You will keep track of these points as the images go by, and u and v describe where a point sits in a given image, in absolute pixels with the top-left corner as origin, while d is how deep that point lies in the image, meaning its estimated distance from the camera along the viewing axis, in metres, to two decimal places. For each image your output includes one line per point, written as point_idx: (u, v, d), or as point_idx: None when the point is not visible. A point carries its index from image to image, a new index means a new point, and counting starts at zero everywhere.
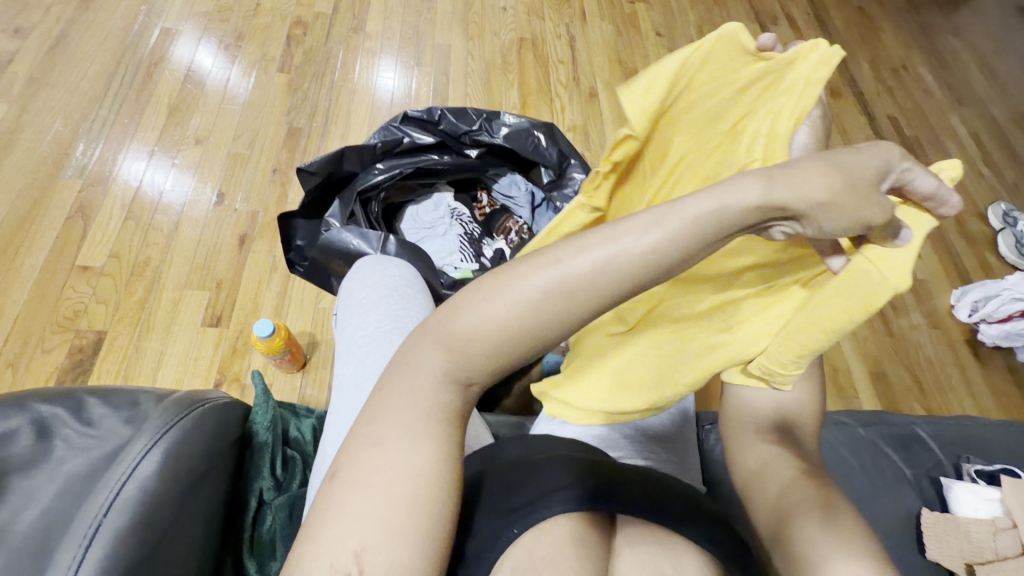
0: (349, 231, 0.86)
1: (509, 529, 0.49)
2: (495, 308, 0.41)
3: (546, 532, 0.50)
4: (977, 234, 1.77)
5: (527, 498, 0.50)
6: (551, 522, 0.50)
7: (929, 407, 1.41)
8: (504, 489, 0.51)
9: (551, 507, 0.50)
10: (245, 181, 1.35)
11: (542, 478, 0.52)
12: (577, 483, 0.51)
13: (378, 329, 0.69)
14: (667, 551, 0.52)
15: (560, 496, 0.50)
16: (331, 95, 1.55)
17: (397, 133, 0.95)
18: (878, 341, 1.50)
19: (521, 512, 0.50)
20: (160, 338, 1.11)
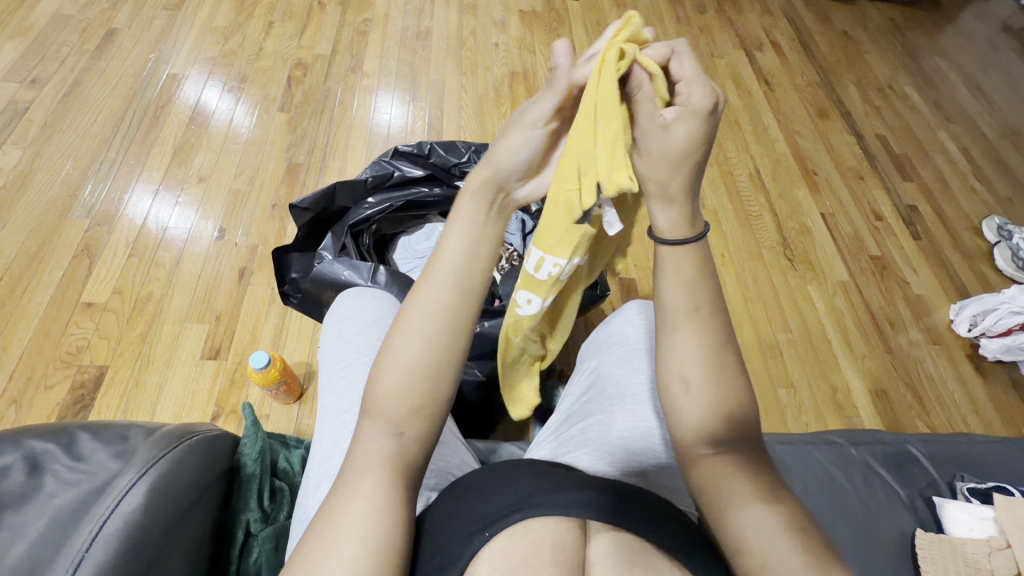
0: (341, 262, 0.88)
1: (481, 532, 0.47)
2: (390, 377, 0.51)
3: (523, 534, 0.47)
4: (973, 248, 1.77)
5: (503, 505, 0.49)
6: (525, 525, 0.47)
7: (933, 424, 1.39)
8: (479, 501, 0.51)
9: (524, 509, 0.48)
10: (246, 216, 1.39)
11: (516, 487, 0.50)
12: (563, 489, 0.49)
13: (359, 360, 0.70)
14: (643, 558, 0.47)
15: (532, 500, 0.48)
16: (330, 131, 1.60)
17: (388, 168, 1.00)
18: (877, 358, 1.49)
19: (495, 515, 0.48)
20: (159, 371, 1.13)
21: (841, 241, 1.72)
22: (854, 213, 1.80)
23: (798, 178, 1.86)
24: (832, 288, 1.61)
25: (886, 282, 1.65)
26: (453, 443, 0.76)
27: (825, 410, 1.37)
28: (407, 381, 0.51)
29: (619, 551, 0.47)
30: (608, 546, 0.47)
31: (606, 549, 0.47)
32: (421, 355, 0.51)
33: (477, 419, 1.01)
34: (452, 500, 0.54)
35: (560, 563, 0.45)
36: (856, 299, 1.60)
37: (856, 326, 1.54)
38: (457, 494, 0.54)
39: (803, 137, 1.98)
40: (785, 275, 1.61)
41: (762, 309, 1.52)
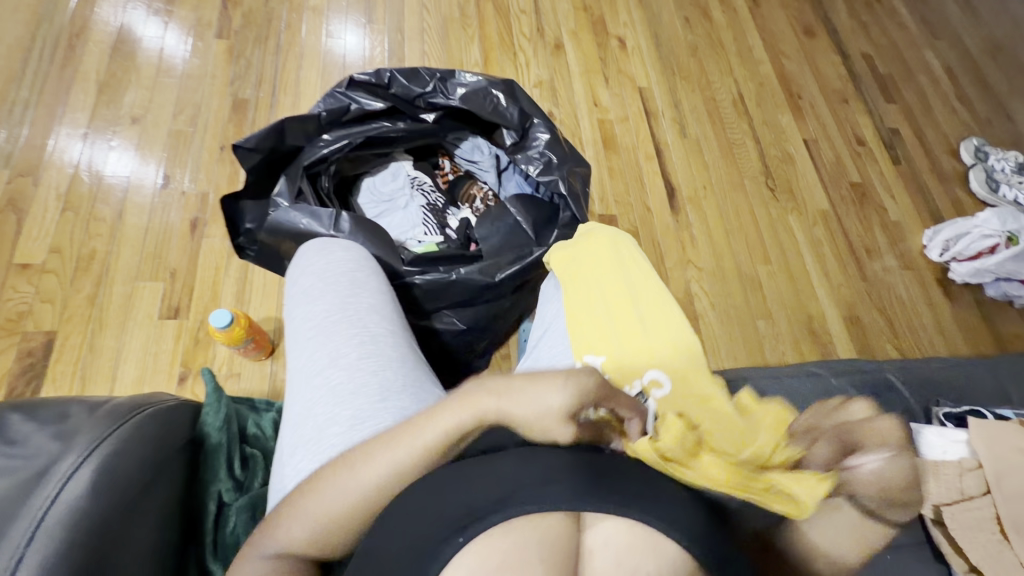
0: (298, 210, 0.80)
1: (458, 533, 0.44)
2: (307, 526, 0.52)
3: (501, 535, 0.44)
4: (950, 171, 1.76)
5: (485, 500, 0.46)
6: (507, 523, 0.44)
7: (901, 347, 1.44)
8: (454, 494, 0.47)
9: (505, 509, 0.45)
10: (191, 160, 1.26)
11: (499, 480, 0.47)
12: (550, 483, 0.46)
13: (326, 319, 0.66)
14: (646, 545, 0.44)
15: (518, 496, 0.45)
16: (278, 61, 1.43)
17: (344, 100, 0.89)
18: (853, 286, 1.51)
19: (475, 516, 0.44)
20: (115, 334, 1.06)
21: (823, 168, 1.69)
22: (836, 138, 1.76)
23: (782, 103, 1.79)
24: (812, 218, 1.59)
25: (864, 209, 1.65)
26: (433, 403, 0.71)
27: (801, 338, 1.40)
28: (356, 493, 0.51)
29: (620, 538, 0.44)
30: (607, 534, 0.45)
31: (607, 534, 0.45)
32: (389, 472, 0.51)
33: (460, 366, 0.99)
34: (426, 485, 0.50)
35: (550, 561, 0.43)
36: (834, 228, 1.59)
37: (833, 255, 1.55)
38: (427, 488, 0.49)
39: (789, 58, 1.88)
40: (767, 205, 1.58)
41: (743, 242, 1.50)
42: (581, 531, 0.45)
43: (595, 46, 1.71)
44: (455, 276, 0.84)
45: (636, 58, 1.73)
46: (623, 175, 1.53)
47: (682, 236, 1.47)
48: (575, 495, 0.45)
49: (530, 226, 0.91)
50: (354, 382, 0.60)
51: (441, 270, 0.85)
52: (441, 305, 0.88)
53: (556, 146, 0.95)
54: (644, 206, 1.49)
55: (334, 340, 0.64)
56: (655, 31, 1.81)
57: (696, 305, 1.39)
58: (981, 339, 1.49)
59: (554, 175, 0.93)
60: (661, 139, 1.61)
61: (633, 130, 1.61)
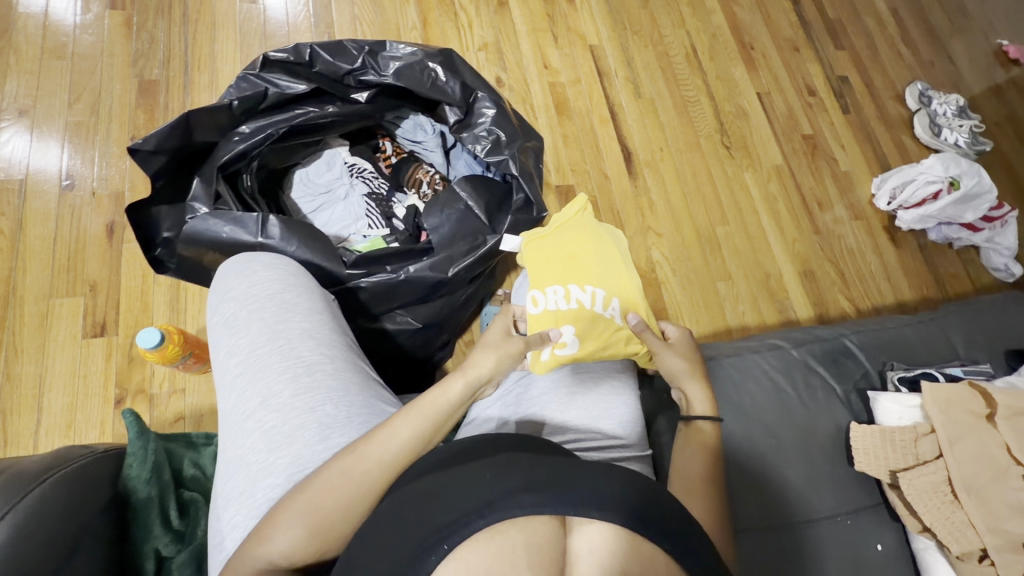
0: (218, 218, 0.72)
1: (439, 544, 0.41)
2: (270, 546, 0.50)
3: (489, 539, 0.42)
4: (895, 117, 1.78)
5: (461, 511, 0.43)
6: (493, 529, 0.42)
7: (852, 297, 1.49)
8: (433, 505, 0.44)
9: (488, 515, 0.42)
10: (97, 155, 1.12)
11: (479, 487, 0.45)
12: (528, 488, 0.44)
13: (251, 354, 0.61)
14: (632, 547, 0.43)
15: (498, 503, 0.43)
16: (187, 33, 1.27)
17: (259, 84, 0.79)
18: (807, 240, 1.54)
19: (456, 523, 0.42)
20: (33, 360, 0.95)
21: (775, 121, 1.68)
22: (788, 89, 1.74)
23: (735, 55, 1.75)
24: (766, 173, 1.59)
25: (816, 162, 1.66)
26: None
27: (760, 297, 1.42)
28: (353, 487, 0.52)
29: (603, 540, 0.43)
30: (591, 539, 0.43)
31: (591, 540, 0.43)
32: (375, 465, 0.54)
33: (420, 369, 0.94)
34: (392, 507, 0.48)
35: (538, 564, 0.41)
36: (788, 182, 1.60)
37: (788, 210, 1.56)
38: (407, 503, 0.47)
39: (740, 6, 1.82)
40: (722, 163, 1.56)
41: (701, 203, 1.49)
42: (566, 535, 0.43)
43: (542, 1, 1.60)
44: (403, 275, 0.79)
45: (585, 13, 1.64)
46: (579, 142, 1.47)
47: (641, 202, 1.45)
48: (547, 499, 0.44)
49: (483, 213, 0.87)
50: (289, 426, 0.58)
51: (389, 269, 0.80)
52: (392, 306, 0.83)
53: (504, 122, 0.89)
54: (601, 173, 1.45)
55: (264, 377, 0.60)
56: None
57: (657, 271, 1.38)
58: (925, 282, 1.55)
59: (503, 155, 0.88)
60: (615, 100, 1.55)
61: (586, 92, 1.53)
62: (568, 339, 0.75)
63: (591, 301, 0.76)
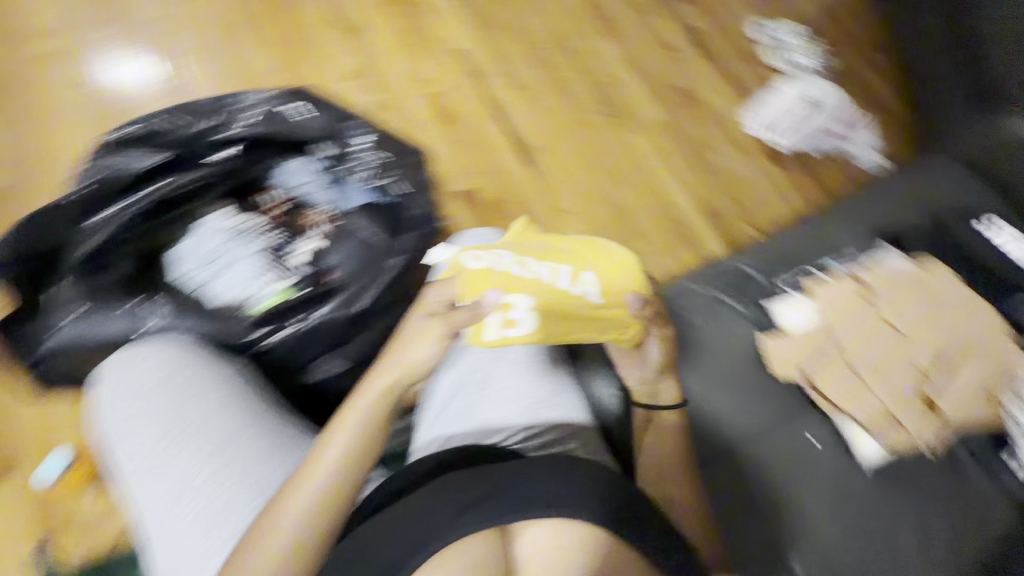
0: (84, 316, 0.79)
1: (423, 546, 0.52)
2: None
3: (440, 565, 0.51)
4: (753, 51, 1.92)
5: (404, 543, 0.52)
6: (441, 556, 0.51)
7: (756, 223, 1.60)
8: (376, 552, 0.52)
9: (433, 544, 0.51)
10: None
11: (423, 520, 0.53)
12: (462, 508, 0.53)
13: (161, 448, 0.63)
14: (565, 542, 0.53)
15: (443, 533, 0.52)
16: None
17: (108, 167, 0.81)
18: (703, 183, 1.63)
19: (402, 559, 0.51)
20: None
21: (649, 80, 1.77)
22: (652, 49, 1.84)
23: (596, 26, 1.82)
24: (652, 131, 1.68)
25: (694, 108, 1.76)
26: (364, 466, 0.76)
27: (676, 246, 1.50)
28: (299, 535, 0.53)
29: (547, 541, 0.53)
30: (535, 539, 0.53)
31: (531, 541, 0.54)
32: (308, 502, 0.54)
33: None
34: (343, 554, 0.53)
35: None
36: (674, 135, 1.69)
37: (680, 160, 1.65)
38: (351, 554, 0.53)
39: None
40: (610, 130, 1.63)
41: (599, 173, 1.55)
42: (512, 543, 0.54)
43: (400, 23, 1.63)
44: (312, 322, 0.82)
45: (444, 19, 1.67)
46: (470, 143, 1.49)
47: (544, 187, 1.49)
48: (481, 514, 0.53)
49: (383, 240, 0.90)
50: (220, 500, 0.60)
51: (295, 321, 0.83)
52: (313, 354, 0.83)
53: (375, 148, 0.92)
54: (499, 169, 1.48)
55: (179, 465, 0.62)
56: None
57: None
58: (815, 192, 1.68)
59: (382, 180, 0.90)
60: (495, 95, 1.58)
61: (465, 94, 1.56)
62: (525, 308, 0.70)
63: (555, 277, 0.73)
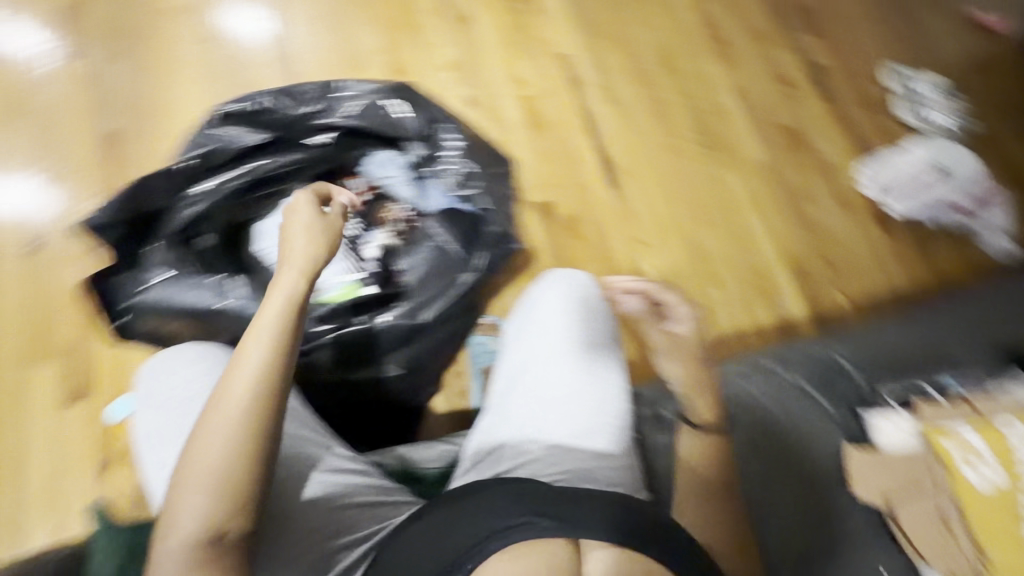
0: (189, 284, 0.81)
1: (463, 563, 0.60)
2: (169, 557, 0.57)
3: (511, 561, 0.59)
4: (879, 99, 1.74)
5: (472, 538, 0.62)
6: (508, 550, 0.60)
7: (844, 291, 1.48)
8: (452, 536, 0.63)
9: (506, 537, 0.61)
10: (66, 216, 1.10)
11: (478, 520, 0.63)
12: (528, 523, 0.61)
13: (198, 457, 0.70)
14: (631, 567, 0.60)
15: (513, 529, 0.61)
16: (147, 79, 1.25)
17: (214, 139, 0.82)
18: (796, 239, 1.52)
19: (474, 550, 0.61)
20: (17, 431, 0.94)
21: (756, 115, 1.65)
22: (768, 83, 1.72)
23: (711, 48, 1.72)
24: (750, 172, 1.57)
25: (800, 153, 1.63)
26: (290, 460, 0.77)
27: (752, 301, 1.41)
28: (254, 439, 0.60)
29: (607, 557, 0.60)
30: (602, 559, 0.60)
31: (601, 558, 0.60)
32: (242, 395, 0.61)
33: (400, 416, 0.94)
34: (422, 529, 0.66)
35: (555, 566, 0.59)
36: (771, 178, 1.58)
37: (775, 209, 1.54)
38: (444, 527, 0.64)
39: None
40: (705, 164, 1.54)
41: (686, 210, 1.46)
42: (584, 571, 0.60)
43: (508, 14, 1.57)
44: (388, 324, 0.86)
45: (553, 19, 1.61)
46: (556, 156, 1.43)
47: (629, 213, 1.41)
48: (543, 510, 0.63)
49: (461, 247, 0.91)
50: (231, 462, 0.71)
51: (367, 319, 0.86)
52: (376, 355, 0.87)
53: (474, 154, 0.93)
54: (580, 187, 1.41)
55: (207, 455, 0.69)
56: None
57: (645, 282, 1.35)
58: (913, 260, 1.53)
59: (472, 190, 0.91)
60: (591, 109, 1.51)
61: (560, 102, 1.50)
62: None
63: None
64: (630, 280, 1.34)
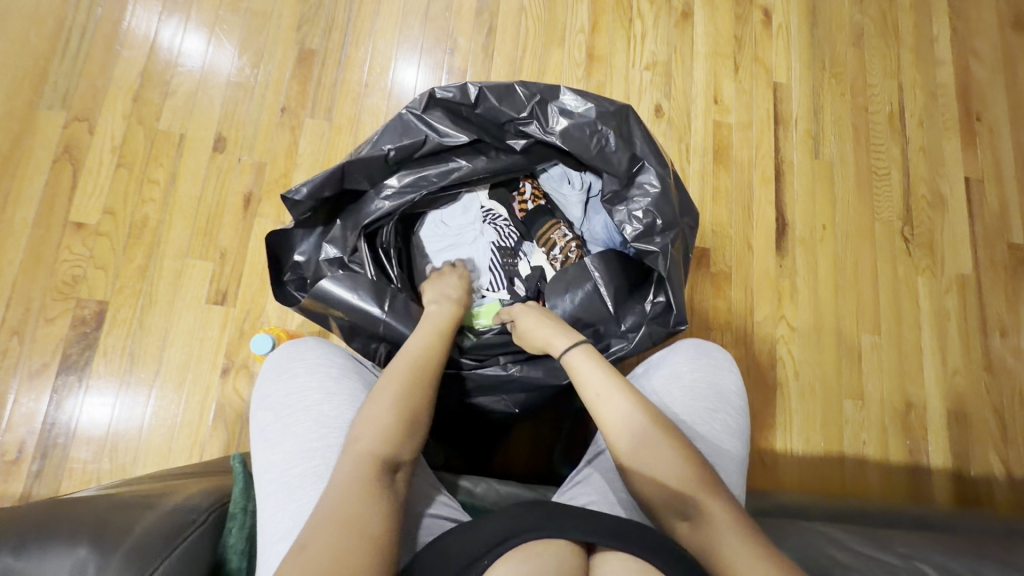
0: (349, 282, 0.71)
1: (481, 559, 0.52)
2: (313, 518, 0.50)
3: (524, 558, 0.51)
4: None
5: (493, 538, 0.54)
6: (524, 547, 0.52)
7: (1007, 457, 1.24)
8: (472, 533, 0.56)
9: (520, 536, 0.53)
10: (250, 123, 1.13)
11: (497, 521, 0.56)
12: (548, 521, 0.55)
13: (307, 441, 0.59)
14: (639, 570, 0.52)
15: (521, 532, 0.54)
16: (353, 4, 1.23)
17: (419, 133, 0.73)
18: (971, 376, 1.29)
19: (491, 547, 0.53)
20: (164, 313, 1.02)
21: (979, 218, 1.38)
22: (1009, 182, 1.42)
23: (953, 123, 1.44)
24: (946, 282, 1.32)
25: (1016, 280, 1.36)
26: (418, 471, 0.68)
27: (891, 428, 1.22)
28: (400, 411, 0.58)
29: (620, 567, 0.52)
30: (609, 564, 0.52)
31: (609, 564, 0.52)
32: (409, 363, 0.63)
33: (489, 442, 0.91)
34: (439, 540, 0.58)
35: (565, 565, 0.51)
36: (970, 298, 1.33)
37: (960, 335, 1.30)
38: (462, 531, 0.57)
39: (980, 62, 1.49)
40: (895, 260, 1.31)
41: (852, 306, 1.27)
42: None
43: (732, 20, 1.38)
44: (513, 373, 0.76)
45: (779, 41, 1.39)
46: (729, 201, 1.27)
47: (788, 286, 1.25)
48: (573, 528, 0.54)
49: (610, 291, 0.78)
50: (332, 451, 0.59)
51: (501, 363, 0.78)
52: (493, 398, 0.78)
53: (666, 203, 0.78)
54: (745, 240, 1.26)
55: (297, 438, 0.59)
56: (813, 5, 1.43)
57: (777, 371, 1.21)
58: None
59: (654, 245, 0.77)
60: (786, 158, 1.32)
61: (754, 141, 1.32)
62: None
63: None
64: (763, 359, 1.21)
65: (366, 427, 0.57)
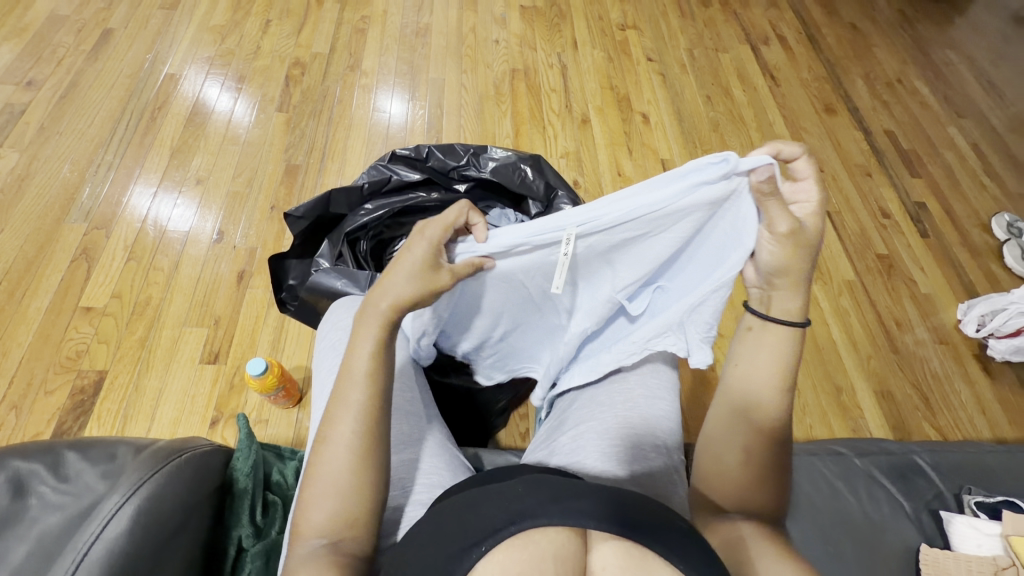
0: (335, 273, 0.90)
1: (475, 547, 0.47)
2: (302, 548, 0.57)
3: (521, 547, 0.47)
4: (981, 245, 1.76)
5: (495, 520, 0.48)
6: (522, 537, 0.47)
7: (939, 425, 1.38)
8: (467, 519, 0.49)
9: (519, 523, 0.47)
10: (244, 218, 1.38)
11: (511, 498, 0.50)
12: (558, 500, 0.49)
13: None
14: (642, 563, 0.47)
15: (526, 514, 0.48)
16: (329, 132, 1.59)
17: (385, 172, 0.98)
18: (883, 359, 1.48)
19: (491, 530, 0.48)
20: (159, 375, 1.12)
21: (848, 238, 1.71)
22: (860, 210, 1.79)
23: None
24: (837, 287, 1.59)
25: (892, 280, 1.64)
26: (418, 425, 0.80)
27: (831, 411, 1.36)
28: (357, 428, 0.60)
29: (617, 559, 0.47)
30: (607, 559, 0.47)
31: (607, 558, 0.47)
32: (363, 369, 0.62)
33: (471, 425, 1.05)
34: (431, 522, 0.53)
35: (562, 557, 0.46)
36: (862, 298, 1.59)
37: (863, 327, 1.53)
38: (448, 514, 0.52)
39: (809, 133, 1.98)
40: None
41: None
42: (586, 551, 0.48)
43: (620, 122, 1.83)
44: None
45: (659, 132, 1.84)
46: None
47: None
48: (572, 513, 0.48)
49: None
50: None
51: None
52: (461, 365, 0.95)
53: None
54: None
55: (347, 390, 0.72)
56: (678, 108, 1.93)
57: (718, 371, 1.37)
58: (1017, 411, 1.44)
59: None
60: None
61: None
62: None
63: None
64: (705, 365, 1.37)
65: (337, 451, 0.59)
